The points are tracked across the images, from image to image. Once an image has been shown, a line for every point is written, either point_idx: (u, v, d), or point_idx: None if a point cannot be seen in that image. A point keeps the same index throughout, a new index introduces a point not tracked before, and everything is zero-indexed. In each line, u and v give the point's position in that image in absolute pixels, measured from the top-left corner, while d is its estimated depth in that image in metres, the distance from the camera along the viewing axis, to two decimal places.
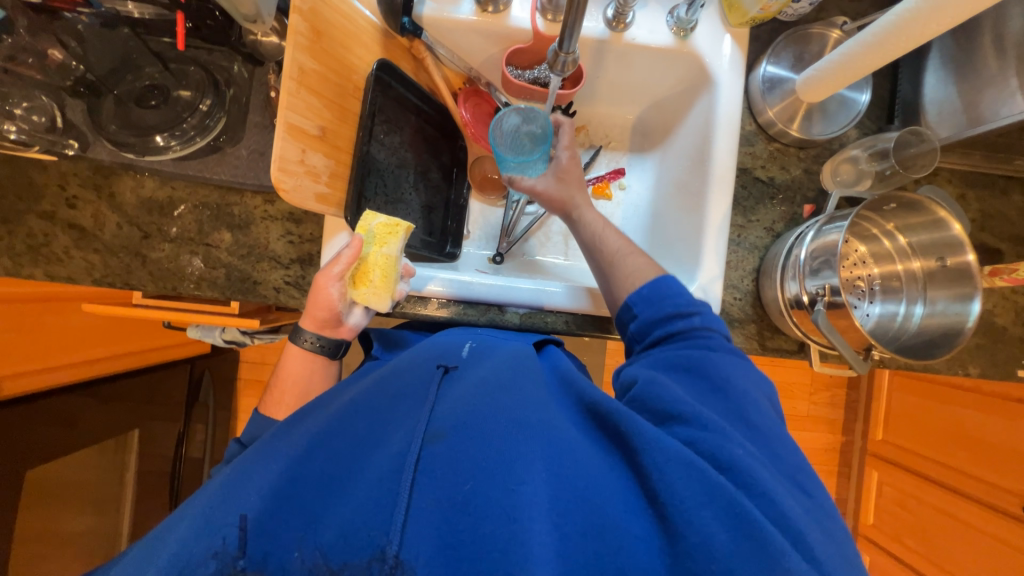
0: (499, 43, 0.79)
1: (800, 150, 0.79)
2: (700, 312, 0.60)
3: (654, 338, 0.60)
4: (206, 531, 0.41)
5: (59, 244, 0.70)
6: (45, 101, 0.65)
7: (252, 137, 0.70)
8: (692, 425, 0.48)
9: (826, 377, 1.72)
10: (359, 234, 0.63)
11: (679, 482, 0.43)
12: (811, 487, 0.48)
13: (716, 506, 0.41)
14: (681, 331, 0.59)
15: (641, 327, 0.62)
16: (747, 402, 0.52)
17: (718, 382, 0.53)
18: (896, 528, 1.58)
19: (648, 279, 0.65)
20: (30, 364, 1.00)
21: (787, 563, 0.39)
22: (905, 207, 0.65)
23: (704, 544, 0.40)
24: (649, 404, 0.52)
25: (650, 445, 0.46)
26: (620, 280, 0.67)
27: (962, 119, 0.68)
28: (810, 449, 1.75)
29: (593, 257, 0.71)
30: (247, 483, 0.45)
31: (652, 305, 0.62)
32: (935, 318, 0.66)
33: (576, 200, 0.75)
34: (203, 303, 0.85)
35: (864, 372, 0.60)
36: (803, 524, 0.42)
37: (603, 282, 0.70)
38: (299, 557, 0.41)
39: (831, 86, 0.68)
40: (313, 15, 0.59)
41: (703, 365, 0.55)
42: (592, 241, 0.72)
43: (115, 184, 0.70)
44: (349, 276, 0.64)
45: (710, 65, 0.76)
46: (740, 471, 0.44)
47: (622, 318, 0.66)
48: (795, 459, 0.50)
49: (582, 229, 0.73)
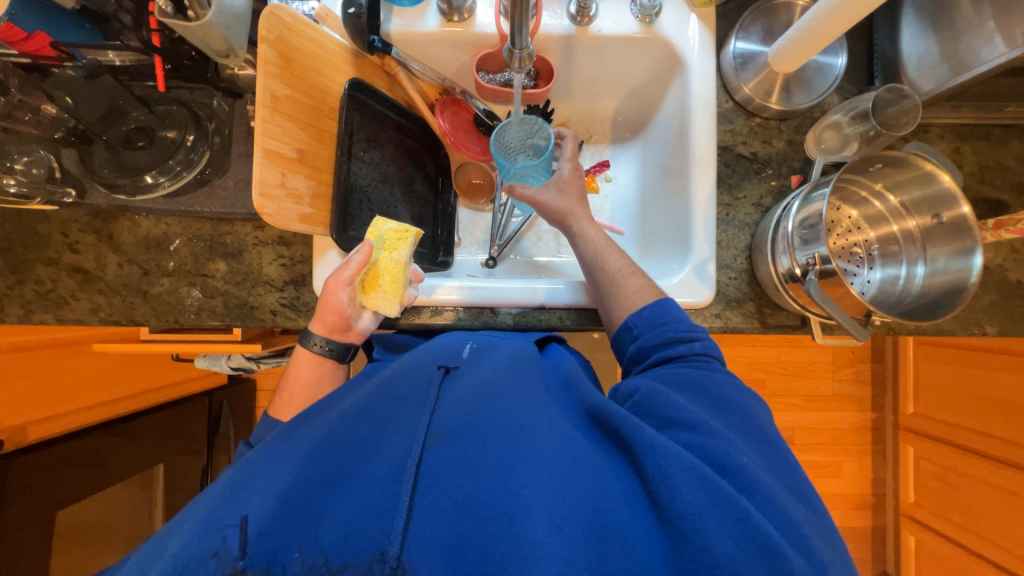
0: (469, 50, 0.80)
1: (781, 122, 0.78)
2: (701, 338, 0.59)
3: (655, 359, 0.58)
4: (209, 531, 0.40)
5: (65, 289, 0.73)
6: (43, 154, 0.69)
7: (238, 167, 0.72)
8: (695, 431, 0.47)
9: (847, 353, 1.67)
10: (369, 239, 0.65)
11: (684, 485, 0.42)
12: (811, 499, 0.48)
13: (720, 511, 0.41)
14: (683, 355, 0.57)
15: (641, 348, 0.60)
16: (747, 420, 0.51)
17: (721, 401, 0.52)
18: (941, 505, 1.51)
19: (649, 300, 0.64)
20: (52, 409, 1.06)
21: (792, 567, 0.38)
22: (892, 165, 0.64)
23: (708, 549, 0.39)
24: (651, 411, 0.51)
25: (651, 448, 0.45)
26: (620, 301, 0.65)
27: (944, 70, 0.67)
28: (839, 428, 1.69)
29: (591, 277, 0.70)
30: (249, 483, 0.44)
31: (652, 327, 0.61)
32: (936, 278, 0.64)
33: (575, 214, 0.73)
34: (208, 333, 0.88)
35: (865, 340, 0.58)
36: (804, 528, 0.42)
37: (602, 302, 0.68)
38: (299, 558, 0.40)
39: (802, 55, 0.67)
40: (281, 43, 0.61)
41: (705, 384, 0.54)
42: (592, 260, 0.70)
43: (114, 227, 0.73)
44: (359, 281, 0.64)
45: (681, 49, 0.76)
46: (741, 475, 0.44)
47: (621, 339, 0.64)
48: (797, 478, 0.49)
49: (581, 245, 0.72)
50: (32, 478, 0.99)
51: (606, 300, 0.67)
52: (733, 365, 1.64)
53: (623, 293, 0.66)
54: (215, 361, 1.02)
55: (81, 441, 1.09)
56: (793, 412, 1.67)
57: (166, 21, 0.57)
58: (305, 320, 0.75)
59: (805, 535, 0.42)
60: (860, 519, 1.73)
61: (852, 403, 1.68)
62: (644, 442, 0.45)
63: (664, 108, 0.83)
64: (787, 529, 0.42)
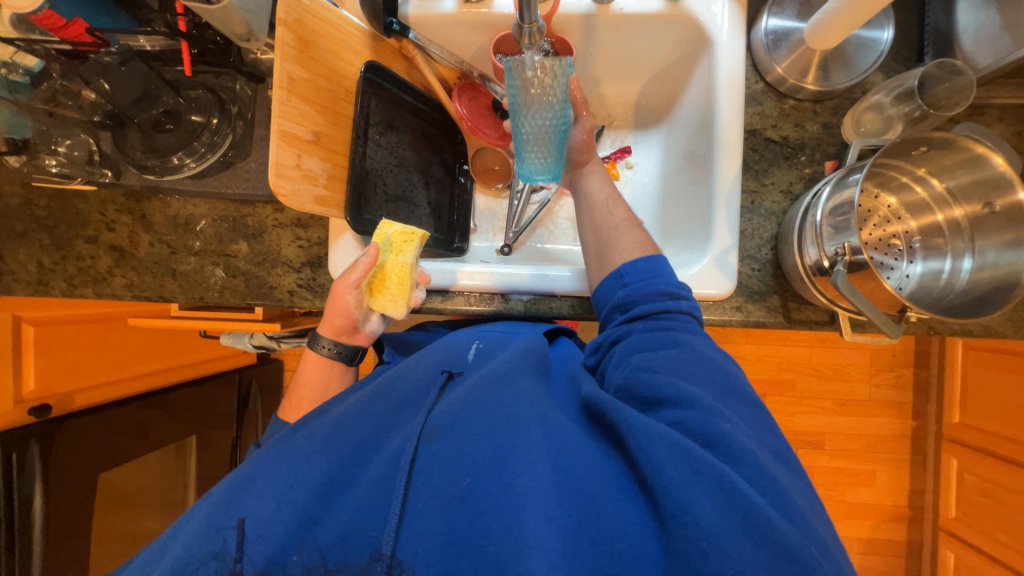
0: (486, 32, 0.78)
1: (816, 104, 0.73)
2: (688, 298, 0.58)
3: (640, 311, 0.57)
4: (210, 533, 0.42)
5: (103, 266, 0.78)
6: (83, 137, 0.73)
7: (259, 150, 0.75)
8: (680, 406, 0.46)
9: (887, 356, 1.57)
10: (376, 243, 0.64)
11: (665, 460, 0.41)
12: (790, 458, 0.48)
13: (704, 484, 0.39)
14: (670, 312, 0.56)
15: (629, 296, 0.58)
16: (728, 381, 0.50)
17: (703, 360, 0.51)
18: (983, 521, 1.39)
19: (644, 253, 0.63)
20: (94, 379, 1.12)
21: (777, 533, 0.38)
22: (938, 148, 0.59)
23: (693, 522, 0.38)
24: (632, 389, 0.49)
25: (632, 428, 0.44)
26: (618, 249, 0.64)
27: (1005, 43, 0.61)
28: (875, 436, 1.59)
29: (591, 215, 0.68)
30: (248, 484, 0.45)
31: (644, 278, 0.59)
32: (985, 272, 0.59)
33: (588, 163, 0.73)
34: (233, 312, 0.91)
35: (898, 336, 0.53)
36: (790, 492, 0.42)
37: (593, 243, 0.67)
38: (299, 560, 0.41)
39: (842, 28, 0.62)
40: (299, 26, 0.61)
41: (686, 346, 0.52)
42: (597, 203, 0.69)
43: (146, 207, 0.77)
44: (366, 285, 0.65)
45: (710, 27, 0.72)
46: (727, 446, 0.43)
47: (607, 288, 0.62)
48: (783, 451, 0.48)
49: (592, 186, 0.70)
50: (76, 441, 1.07)
51: (602, 243, 0.66)
52: (761, 365, 1.58)
53: (621, 242, 0.64)
54: (239, 338, 1.07)
55: (120, 409, 1.17)
56: (824, 416, 1.59)
57: (189, 5, 0.59)
58: (320, 301, 0.76)
59: (792, 499, 0.41)
60: (894, 532, 1.63)
61: (891, 410, 1.58)
62: (627, 425, 0.44)
63: (689, 93, 0.80)
64: (774, 497, 0.41)
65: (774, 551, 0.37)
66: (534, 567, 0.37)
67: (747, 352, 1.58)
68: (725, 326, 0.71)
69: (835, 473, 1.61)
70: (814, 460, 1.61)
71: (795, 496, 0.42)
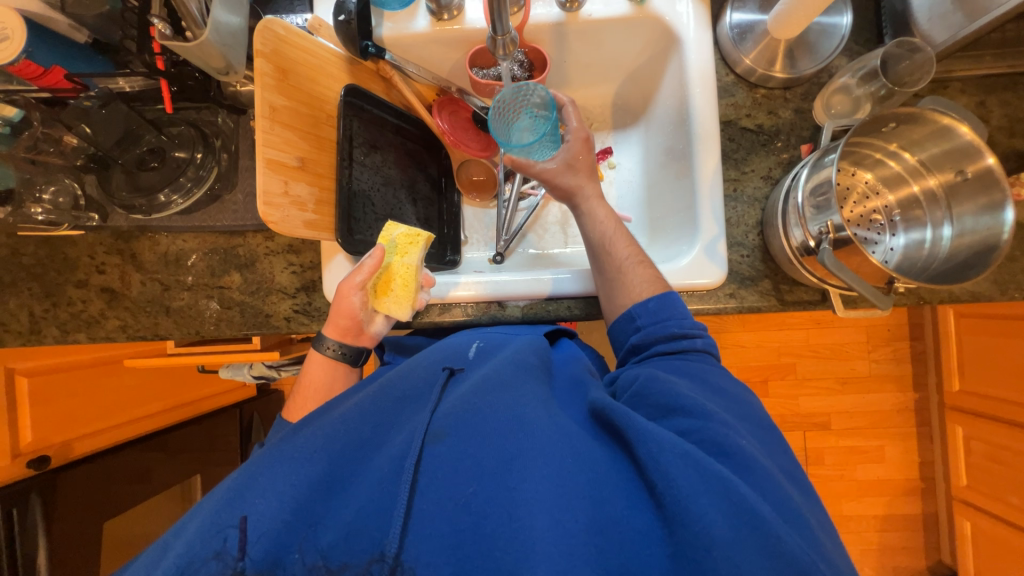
0: (461, 47, 0.81)
1: (786, 90, 0.75)
2: (702, 335, 0.58)
3: (657, 351, 0.57)
4: (212, 530, 0.41)
5: (95, 309, 0.77)
6: (67, 182, 0.73)
7: (244, 180, 0.75)
8: (691, 416, 0.46)
9: (883, 331, 1.59)
10: (380, 244, 0.64)
11: (676, 469, 0.41)
12: (792, 468, 0.48)
13: (713, 493, 0.40)
14: (685, 351, 0.57)
15: (643, 339, 0.59)
16: (737, 403, 0.51)
17: (716, 388, 0.52)
18: (996, 486, 1.40)
19: (654, 292, 0.62)
20: (94, 426, 1.11)
21: (786, 546, 0.38)
22: (906, 123, 0.61)
23: (703, 531, 0.38)
24: (646, 397, 0.50)
25: (641, 435, 0.44)
26: (625, 291, 0.63)
27: (958, 18, 0.63)
28: (879, 411, 1.61)
29: (595, 258, 0.67)
30: (251, 482, 0.44)
31: (656, 320, 0.59)
32: (965, 238, 0.60)
33: (587, 191, 0.69)
34: (230, 344, 0.91)
35: (889, 307, 0.54)
36: (803, 510, 0.43)
37: (602, 287, 0.66)
38: (299, 559, 0.41)
39: (803, 18, 0.64)
40: (276, 55, 0.62)
41: (705, 376, 0.53)
42: (598, 242, 0.67)
43: (135, 246, 0.77)
44: (372, 286, 0.65)
45: (677, 26, 0.74)
46: (738, 456, 0.43)
47: (621, 330, 0.62)
48: (785, 459, 0.49)
49: (588, 225, 0.68)
50: (72, 490, 1.04)
51: (608, 288, 0.66)
52: (761, 351, 1.59)
53: (628, 282, 0.63)
54: (238, 370, 1.07)
55: (117, 455, 1.15)
56: (827, 396, 1.60)
57: (167, 44, 0.59)
58: (318, 325, 0.76)
59: (800, 512, 0.42)
60: (908, 505, 1.64)
61: (891, 384, 1.60)
62: (636, 431, 0.44)
63: (663, 90, 0.81)
64: (782, 507, 0.42)
65: (777, 559, 0.38)
66: (539, 570, 0.37)
67: (745, 339, 1.59)
68: (722, 314, 0.72)
69: (845, 452, 1.62)
70: (821, 441, 1.62)
71: (797, 504, 0.43)
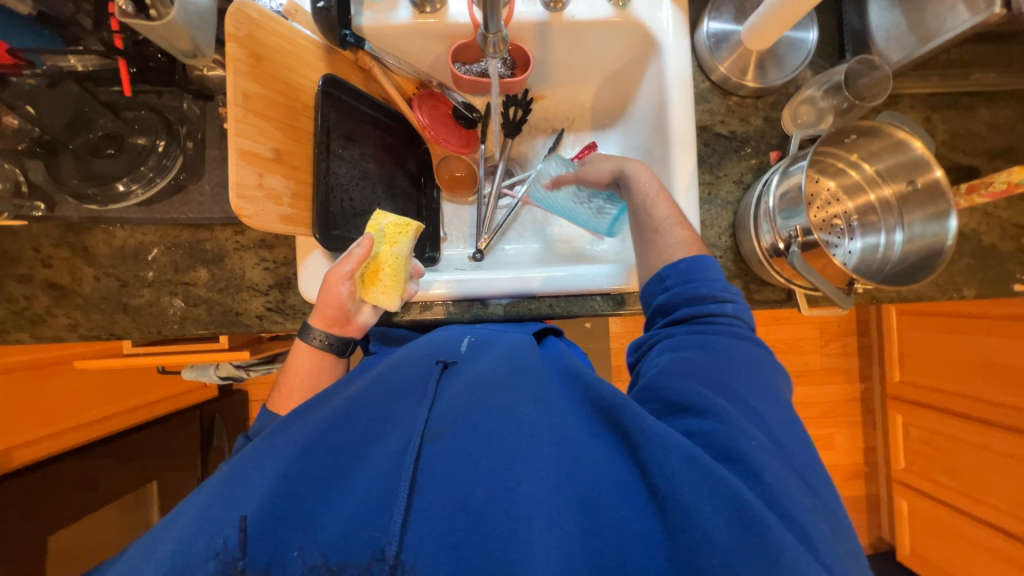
0: (443, 41, 0.79)
1: (757, 99, 0.79)
2: (734, 300, 0.57)
3: (682, 315, 0.57)
4: (205, 529, 0.39)
5: (40, 305, 0.71)
6: (7, 167, 0.65)
7: (212, 171, 0.71)
8: (701, 417, 0.47)
9: (833, 327, 1.70)
10: (368, 233, 0.62)
11: (680, 474, 0.42)
12: (822, 488, 0.47)
13: (716, 501, 0.41)
14: (712, 314, 0.56)
15: (670, 299, 0.58)
16: (764, 405, 0.49)
17: (741, 371, 0.51)
18: (930, 468, 1.54)
19: (688, 253, 0.62)
20: (35, 433, 1.02)
21: (785, 555, 0.38)
22: (866, 136, 0.65)
23: (702, 536, 0.39)
24: (660, 395, 0.50)
25: (648, 438, 0.44)
26: (660, 250, 0.63)
27: (912, 40, 0.69)
28: (829, 401, 1.72)
29: (634, 220, 0.68)
30: (244, 478, 0.43)
31: (686, 280, 0.58)
32: (915, 243, 0.66)
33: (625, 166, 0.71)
34: (194, 344, 0.86)
35: (849, 307, 0.59)
36: (809, 520, 0.42)
37: (641, 250, 0.67)
38: (299, 558, 0.39)
39: (775, 30, 0.67)
40: (249, 40, 0.59)
41: (725, 352, 0.52)
42: (638, 206, 0.68)
43: (87, 239, 0.71)
44: (358, 277, 0.63)
45: (656, 31, 0.76)
46: (746, 463, 0.44)
47: (650, 291, 0.62)
48: (809, 456, 0.48)
49: (632, 189, 0.70)
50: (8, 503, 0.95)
51: (646, 248, 0.66)
52: None
53: (663, 243, 0.64)
54: (202, 371, 1.01)
55: (62, 464, 1.06)
56: None
57: (127, 21, 0.55)
58: (293, 323, 0.74)
59: (805, 524, 0.42)
60: (853, 488, 1.77)
61: (841, 375, 1.72)
62: (642, 432, 0.44)
63: (641, 93, 0.84)
64: (788, 516, 0.42)
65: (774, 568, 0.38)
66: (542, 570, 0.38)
67: None
68: None
69: None
70: None
71: (804, 511, 0.43)
